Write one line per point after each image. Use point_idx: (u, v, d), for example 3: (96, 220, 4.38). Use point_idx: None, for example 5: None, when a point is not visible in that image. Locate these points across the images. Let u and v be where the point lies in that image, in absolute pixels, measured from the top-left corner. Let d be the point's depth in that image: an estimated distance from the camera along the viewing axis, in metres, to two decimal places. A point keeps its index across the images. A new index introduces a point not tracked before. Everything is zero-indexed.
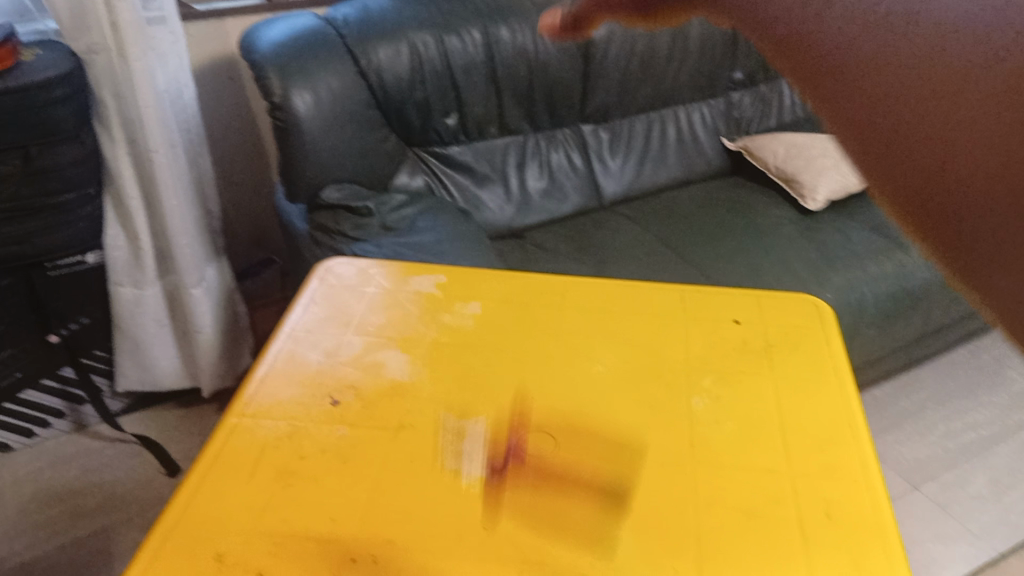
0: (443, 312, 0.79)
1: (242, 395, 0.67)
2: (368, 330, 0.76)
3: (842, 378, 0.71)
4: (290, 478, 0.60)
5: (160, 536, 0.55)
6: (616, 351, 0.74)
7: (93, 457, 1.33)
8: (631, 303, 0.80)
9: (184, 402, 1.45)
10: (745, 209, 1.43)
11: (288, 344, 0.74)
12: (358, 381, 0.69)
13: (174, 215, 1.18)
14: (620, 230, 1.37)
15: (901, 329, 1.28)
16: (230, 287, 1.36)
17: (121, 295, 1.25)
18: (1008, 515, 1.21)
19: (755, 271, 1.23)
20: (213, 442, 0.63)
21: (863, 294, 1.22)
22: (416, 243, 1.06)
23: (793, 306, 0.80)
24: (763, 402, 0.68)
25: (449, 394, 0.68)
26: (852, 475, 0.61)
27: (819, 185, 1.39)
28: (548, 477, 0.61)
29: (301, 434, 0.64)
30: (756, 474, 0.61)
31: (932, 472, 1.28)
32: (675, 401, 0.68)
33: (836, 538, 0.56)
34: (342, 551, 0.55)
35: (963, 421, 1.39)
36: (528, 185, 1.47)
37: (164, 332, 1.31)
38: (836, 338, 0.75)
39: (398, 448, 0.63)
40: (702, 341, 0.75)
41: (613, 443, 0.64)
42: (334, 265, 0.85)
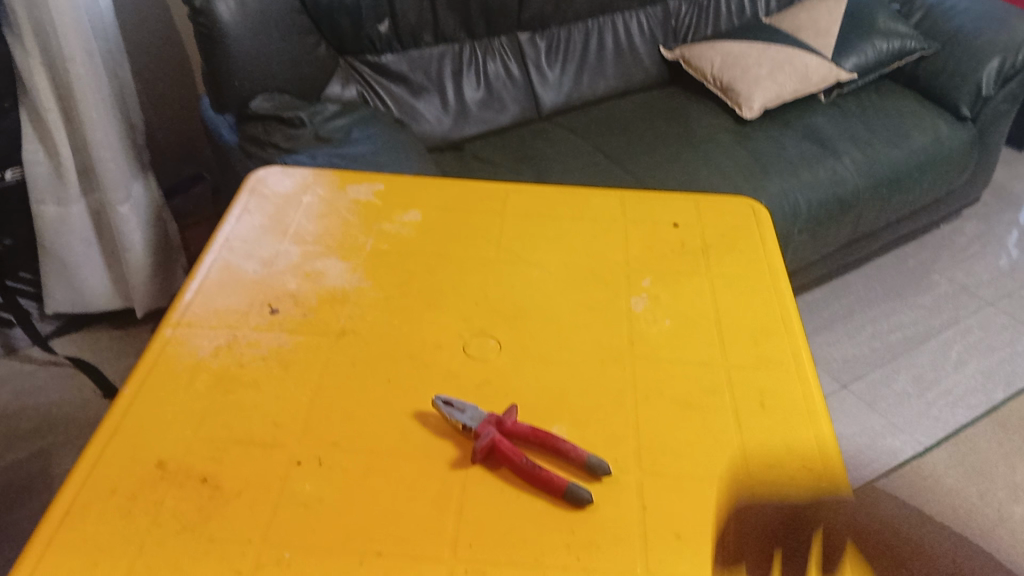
0: (381, 219, 0.77)
1: (177, 305, 0.66)
2: (305, 238, 0.74)
3: (776, 276, 0.72)
4: (230, 385, 0.60)
5: (99, 445, 0.55)
6: (556, 255, 0.74)
7: (25, 380, 1.29)
8: (571, 207, 0.80)
9: (117, 323, 1.41)
10: (683, 117, 1.42)
11: (222, 254, 0.72)
12: (297, 289, 0.69)
13: (96, 128, 1.13)
14: (559, 141, 1.36)
15: (833, 234, 1.33)
16: (159, 204, 1.32)
17: (44, 214, 1.20)
18: (931, 409, 1.27)
19: (692, 180, 1.25)
20: (149, 353, 0.62)
21: (797, 200, 1.26)
22: (351, 153, 1.04)
23: (729, 208, 0.81)
24: (700, 300, 0.69)
25: (391, 299, 0.68)
26: (784, 366, 0.63)
27: (754, 93, 1.38)
28: (491, 376, 0.62)
29: (240, 343, 0.63)
30: (694, 368, 0.63)
31: (860, 372, 1.34)
32: (615, 301, 0.69)
33: (769, 425, 0.58)
34: (287, 455, 0.55)
35: (890, 323, 1.45)
36: (464, 95, 1.42)
37: (93, 252, 1.27)
38: (770, 238, 0.77)
39: (339, 353, 0.63)
40: (641, 244, 0.76)
41: (554, 343, 0.65)
42: (267, 174, 0.82)
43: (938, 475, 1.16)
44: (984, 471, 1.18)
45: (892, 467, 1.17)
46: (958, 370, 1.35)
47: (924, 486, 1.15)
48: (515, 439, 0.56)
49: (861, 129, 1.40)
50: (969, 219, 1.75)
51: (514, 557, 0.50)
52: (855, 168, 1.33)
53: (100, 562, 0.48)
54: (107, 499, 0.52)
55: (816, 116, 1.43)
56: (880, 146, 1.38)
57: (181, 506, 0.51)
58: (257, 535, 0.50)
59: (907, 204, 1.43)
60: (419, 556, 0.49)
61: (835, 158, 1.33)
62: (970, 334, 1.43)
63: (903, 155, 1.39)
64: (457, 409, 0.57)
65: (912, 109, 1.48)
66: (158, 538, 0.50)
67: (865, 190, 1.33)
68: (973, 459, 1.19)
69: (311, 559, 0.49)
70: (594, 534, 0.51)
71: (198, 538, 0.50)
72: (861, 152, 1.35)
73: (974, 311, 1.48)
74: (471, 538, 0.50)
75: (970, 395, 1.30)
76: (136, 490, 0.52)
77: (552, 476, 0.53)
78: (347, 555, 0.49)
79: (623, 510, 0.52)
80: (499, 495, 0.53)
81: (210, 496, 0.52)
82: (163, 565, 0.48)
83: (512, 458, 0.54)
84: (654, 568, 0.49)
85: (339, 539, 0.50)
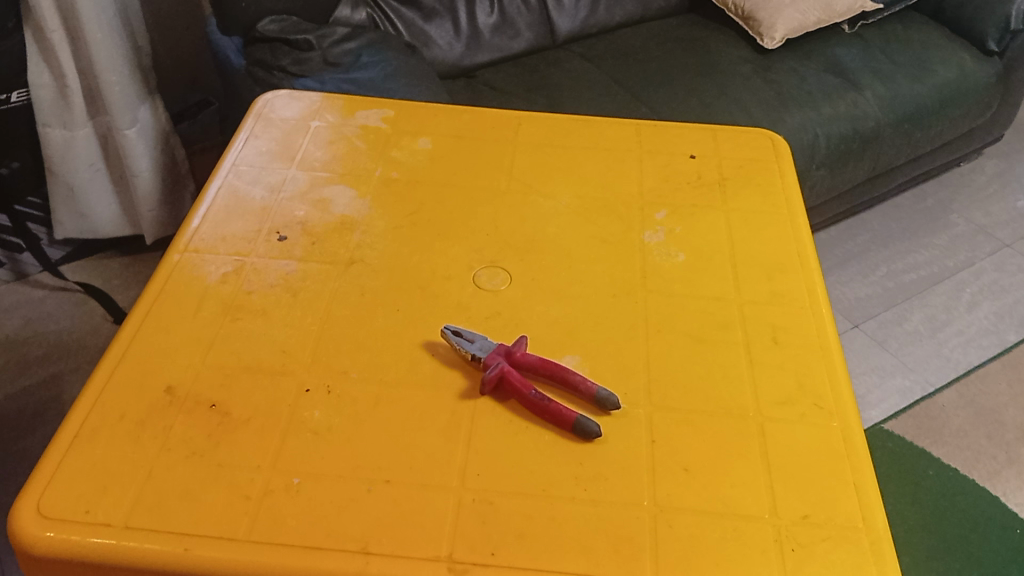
0: (391, 146, 0.76)
1: (183, 231, 0.65)
2: (313, 165, 0.73)
3: (794, 210, 0.71)
4: (238, 312, 0.59)
5: (106, 371, 0.55)
6: (569, 185, 0.73)
7: (36, 306, 1.29)
8: (585, 137, 0.79)
9: (127, 250, 1.40)
10: (702, 46, 1.38)
11: (229, 180, 0.71)
12: (305, 216, 0.67)
13: (101, 50, 1.10)
14: (573, 69, 1.32)
15: (850, 170, 1.30)
16: (167, 129, 1.30)
17: (51, 138, 1.19)
18: (942, 350, 1.26)
19: (709, 113, 1.22)
20: (156, 279, 0.61)
21: (816, 134, 1.23)
22: (360, 79, 1.02)
23: (747, 139, 0.79)
24: (715, 234, 0.68)
25: (400, 229, 0.67)
26: (799, 302, 0.62)
27: (776, 22, 1.34)
28: (501, 308, 0.61)
29: (247, 270, 0.62)
30: (707, 303, 0.62)
31: (872, 311, 1.33)
32: (628, 233, 0.68)
33: (781, 361, 0.58)
34: (295, 383, 0.55)
35: (905, 262, 1.43)
36: (477, 20, 1.33)
37: (100, 177, 1.26)
38: (789, 172, 0.75)
39: (347, 282, 0.62)
40: (656, 175, 0.74)
41: (565, 275, 0.64)
42: (273, 98, 0.81)
43: (946, 415, 1.16)
44: (993, 412, 1.17)
45: (901, 407, 1.17)
46: (971, 311, 1.34)
47: (931, 426, 1.15)
48: (523, 369, 0.56)
49: (884, 61, 1.36)
50: (989, 157, 1.71)
51: (521, 488, 0.50)
52: (877, 102, 1.30)
53: (109, 486, 0.48)
54: (116, 425, 0.52)
55: (838, 47, 1.38)
56: (903, 79, 1.34)
57: (189, 433, 0.51)
58: (266, 462, 0.50)
59: (928, 140, 1.40)
60: (427, 485, 0.49)
61: (857, 91, 1.29)
62: (986, 275, 1.41)
63: (926, 89, 1.35)
64: (466, 339, 0.57)
65: (938, 41, 1.43)
66: (167, 463, 0.50)
67: (885, 125, 1.30)
68: (982, 400, 1.19)
69: (320, 486, 0.49)
70: (602, 466, 0.51)
71: (207, 465, 0.50)
72: (884, 85, 1.32)
73: (990, 251, 1.46)
74: (479, 469, 0.50)
75: (982, 336, 1.29)
76: (144, 415, 0.52)
77: (560, 408, 0.53)
78: (355, 482, 0.49)
79: (632, 443, 0.52)
80: (508, 427, 0.53)
81: (219, 422, 0.52)
82: (172, 490, 0.48)
83: (520, 390, 0.54)
84: (662, 502, 0.49)
85: (348, 467, 0.50)
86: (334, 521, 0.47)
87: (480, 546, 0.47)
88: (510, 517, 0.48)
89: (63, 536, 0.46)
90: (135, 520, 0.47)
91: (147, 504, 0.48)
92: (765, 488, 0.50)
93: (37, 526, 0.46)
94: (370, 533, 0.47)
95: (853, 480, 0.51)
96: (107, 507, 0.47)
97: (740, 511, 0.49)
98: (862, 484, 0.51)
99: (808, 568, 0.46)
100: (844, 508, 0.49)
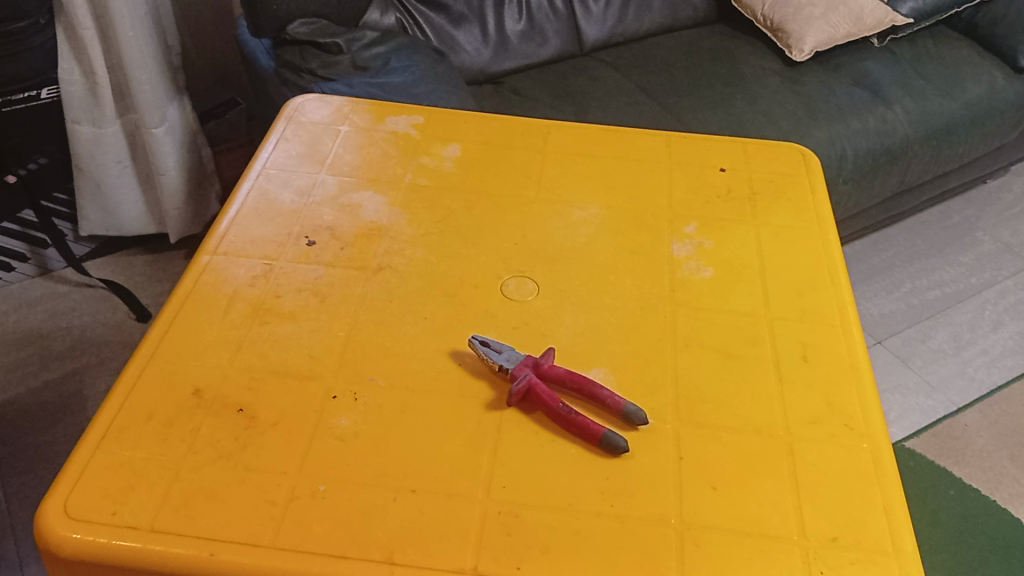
0: (420, 152, 0.76)
1: (213, 233, 0.65)
2: (343, 169, 0.73)
3: (825, 225, 0.70)
4: (266, 315, 0.59)
5: (135, 372, 0.55)
6: (597, 195, 0.72)
7: (60, 301, 1.30)
8: (615, 147, 0.78)
9: (150, 247, 1.40)
10: (730, 57, 1.37)
11: (259, 182, 0.71)
12: (333, 220, 0.68)
13: (131, 48, 1.11)
14: (600, 78, 1.32)
15: (877, 185, 1.29)
16: (194, 129, 1.30)
17: (79, 134, 1.19)
18: (966, 369, 1.25)
19: (738, 125, 1.22)
20: (185, 280, 0.61)
21: (843, 149, 1.22)
22: (388, 83, 1.02)
23: (779, 153, 0.78)
24: (745, 248, 0.67)
25: (428, 236, 0.67)
26: (829, 320, 0.62)
27: (806, 34, 1.33)
28: (528, 318, 0.61)
29: (276, 273, 0.63)
30: (736, 319, 0.61)
31: (895, 327, 1.32)
32: (657, 246, 0.67)
33: (811, 379, 0.57)
34: (323, 388, 0.55)
35: (929, 279, 1.42)
36: (505, 26, 1.33)
37: (127, 174, 1.27)
38: (821, 188, 0.74)
39: (375, 288, 0.62)
40: (686, 187, 0.74)
41: (593, 286, 0.64)
42: (304, 102, 0.81)
43: (969, 436, 1.15)
44: (1017, 434, 1.16)
45: (923, 426, 1.16)
46: (996, 330, 1.32)
47: (954, 446, 1.13)
48: (551, 382, 0.55)
49: (914, 76, 1.35)
50: (1017, 175, 1.70)
51: (547, 502, 0.49)
52: (906, 117, 1.29)
53: (136, 487, 0.49)
54: (143, 425, 0.52)
55: (867, 61, 1.37)
56: (933, 95, 1.33)
57: (217, 435, 0.51)
58: (292, 467, 0.50)
59: (956, 157, 1.39)
60: (452, 495, 0.49)
61: (886, 105, 1.29)
62: (1012, 294, 1.40)
63: (956, 106, 1.34)
64: (494, 349, 0.57)
65: (969, 57, 1.42)
66: (194, 465, 0.50)
67: (914, 141, 1.29)
68: (1006, 421, 1.18)
69: (346, 492, 0.49)
70: (629, 482, 0.50)
71: (234, 468, 0.50)
72: (913, 101, 1.31)
73: (1016, 270, 1.45)
74: (505, 481, 0.50)
75: (1007, 357, 1.28)
76: (172, 416, 0.52)
77: (588, 422, 0.52)
78: (381, 490, 0.49)
79: (659, 459, 0.52)
80: (534, 439, 0.53)
81: (246, 426, 0.52)
82: (199, 492, 0.49)
83: (547, 402, 0.53)
84: (688, 519, 0.49)
85: (374, 475, 0.50)
86: (359, 529, 0.47)
87: (504, 559, 0.46)
88: (536, 531, 0.48)
89: (90, 537, 0.46)
90: (161, 522, 0.47)
91: (172, 506, 0.48)
92: (793, 509, 0.49)
93: (63, 525, 0.47)
94: (395, 543, 0.47)
95: (883, 504, 0.50)
96: (133, 508, 0.48)
97: (767, 532, 0.48)
98: (892, 507, 0.50)
99: None
100: (874, 532, 0.49)
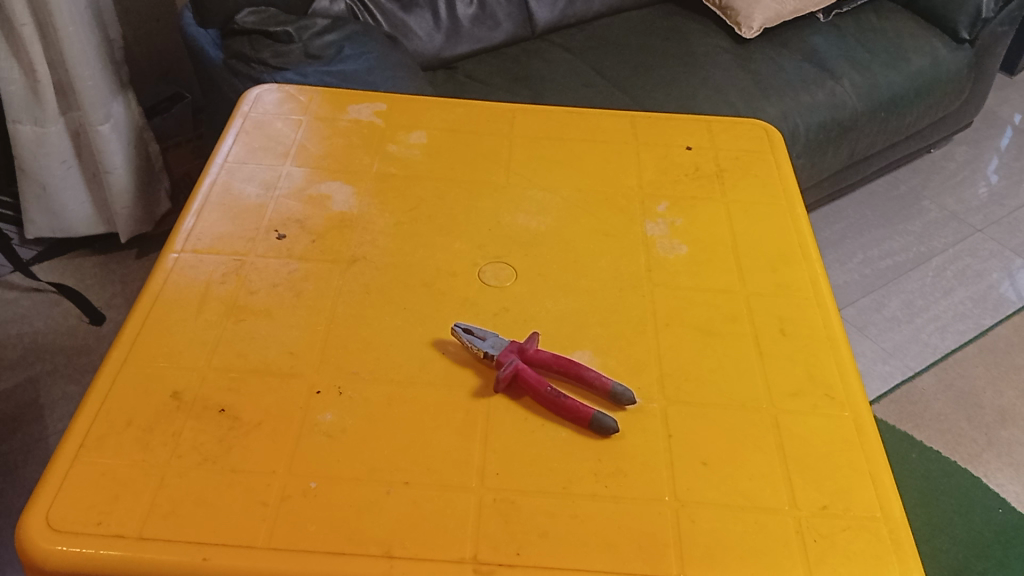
0: (385, 141, 0.75)
1: (179, 230, 0.64)
2: (307, 160, 0.72)
3: (792, 200, 0.71)
4: (241, 313, 0.58)
5: (108, 378, 0.53)
6: (567, 178, 0.72)
7: (8, 308, 1.26)
8: (582, 129, 0.78)
9: (99, 248, 1.36)
10: (682, 36, 1.38)
11: (222, 177, 0.69)
12: (302, 212, 0.66)
13: (73, 43, 1.07)
14: (555, 60, 1.32)
15: (829, 158, 1.32)
16: (140, 125, 1.27)
17: (21, 134, 1.15)
18: (920, 335, 1.28)
19: (693, 104, 1.23)
20: (153, 281, 0.60)
21: (796, 124, 1.24)
22: (344, 71, 1.00)
23: (742, 130, 0.79)
24: (716, 225, 0.68)
25: (401, 226, 0.66)
26: (803, 294, 0.63)
27: (754, 12, 1.35)
28: (508, 304, 0.60)
29: (248, 268, 0.61)
30: (713, 295, 0.62)
31: (851, 298, 1.35)
32: (630, 226, 0.67)
33: (790, 352, 0.58)
34: (306, 384, 0.54)
35: (880, 249, 1.45)
36: (457, 10, 1.32)
37: (72, 174, 1.23)
38: (786, 162, 0.75)
39: (351, 281, 0.61)
40: (654, 167, 0.74)
41: (571, 269, 0.63)
42: (262, 93, 0.79)
43: (927, 400, 1.19)
44: (972, 396, 1.20)
45: (884, 392, 1.19)
46: (947, 296, 1.36)
47: (913, 410, 1.17)
48: (537, 367, 0.55)
49: (860, 50, 1.38)
50: (959, 144, 1.74)
51: (542, 486, 0.49)
52: (854, 91, 1.31)
53: (121, 496, 0.47)
54: (122, 431, 0.50)
55: (814, 37, 1.40)
56: (879, 68, 1.36)
57: (200, 438, 0.50)
58: (281, 466, 0.49)
59: (902, 128, 1.42)
60: (446, 485, 0.49)
61: (834, 80, 1.31)
62: (960, 261, 1.44)
63: (901, 79, 1.37)
64: (477, 337, 0.56)
65: (911, 30, 1.45)
66: (179, 470, 0.49)
67: (863, 113, 1.32)
68: (962, 384, 1.21)
69: (338, 489, 0.48)
70: (622, 462, 0.51)
71: (221, 471, 0.49)
72: (861, 75, 1.33)
73: (962, 237, 1.49)
74: (498, 467, 0.50)
75: (959, 321, 1.31)
76: (152, 422, 0.51)
77: (576, 405, 0.52)
78: (373, 485, 0.49)
79: (650, 438, 0.52)
80: (524, 425, 0.53)
81: (230, 427, 0.51)
82: (186, 498, 0.47)
83: (535, 387, 0.53)
84: (682, 497, 0.49)
85: (365, 470, 0.49)
86: (355, 525, 0.47)
87: (504, 547, 0.46)
88: (533, 516, 0.48)
89: (76, 549, 0.45)
90: (149, 530, 0.46)
91: (160, 513, 0.46)
92: (784, 480, 0.50)
93: (46, 539, 0.45)
94: (392, 536, 0.46)
95: (869, 470, 0.51)
96: (120, 518, 0.46)
97: (761, 505, 0.49)
98: (878, 474, 0.51)
99: (830, 559, 0.47)
100: (862, 498, 0.50)
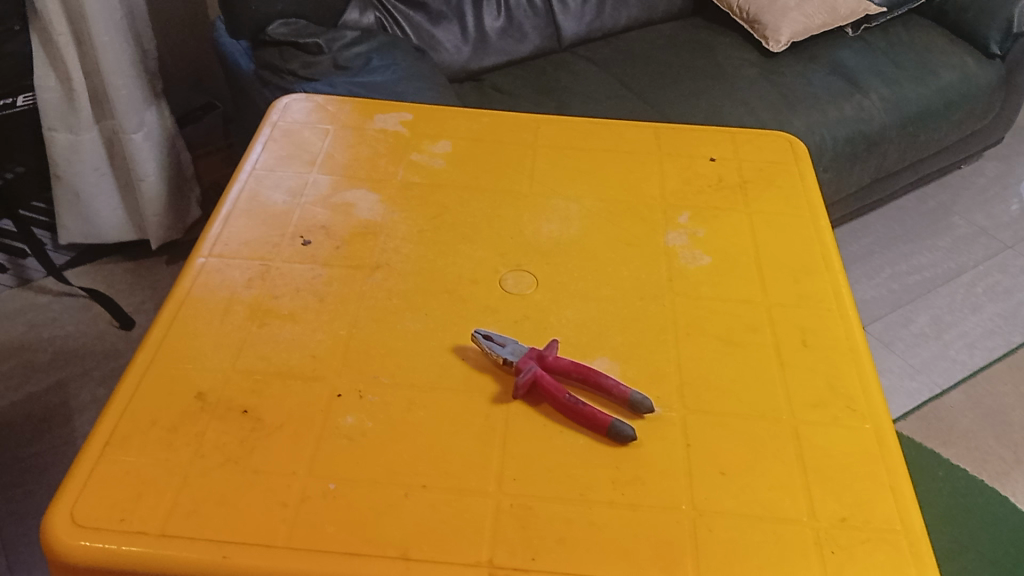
0: (410, 150, 0.75)
1: (206, 236, 0.65)
2: (332, 168, 0.73)
3: (815, 212, 0.71)
4: (266, 317, 0.59)
5: (135, 378, 0.54)
6: (589, 187, 0.73)
7: (40, 312, 1.28)
8: (605, 140, 0.78)
9: (130, 255, 1.38)
10: (708, 49, 1.38)
11: (250, 184, 0.70)
12: (327, 220, 0.67)
13: (108, 52, 1.10)
14: (580, 73, 1.32)
15: (857, 171, 1.31)
16: (172, 133, 1.29)
17: (56, 142, 1.18)
18: (948, 351, 1.27)
19: (718, 117, 1.23)
20: (181, 285, 0.61)
21: (822, 138, 1.24)
22: (371, 82, 1.01)
23: (766, 142, 0.79)
24: (739, 236, 0.68)
25: (424, 233, 0.67)
26: (826, 305, 0.62)
27: (781, 25, 1.35)
28: (529, 311, 0.61)
29: (273, 273, 0.62)
30: (735, 306, 0.62)
31: (877, 313, 1.33)
32: (652, 236, 0.68)
33: (812, 363, 0.58)
34: (328, 387, 0.54)
35: (908, 264, 1.44)
36: (484, 23, 1.33)
37: (104, 181, 1.25)
38: (809, 174, 0.75)
39: (374, 287, 0.62)
40: (677, 177, 0.74)
41: (591, 278, 0.64)
42: (290, 102, 0.80)
43: (954, 417, 1.17)
44: (1000, 414, 1.18)
45: (910, 408, 1.18)
46: (976, 313, 1.34)
47: (940, 427, 1.15)
48: (556, 373, 0.56)
49: (888, 64, 1.37)
50: (989, 160, 1.72)
51: (559, 492, 0.49)
52: (882, 104, 1.30)
53: (144, 494, 0.48)
54: (147, 431, 0.51)
55: (842, 51, 1.39)
56: (907, 82, 1.35)
57: (223, 439, 0.51)
58: (301, 468, 0.50)
59: (931, 142, 1.41)
60: (464, 490, 0.49)
61: (862, 93, 1.30)
62: (989, 277, 1.42)
63: (930, 93, 1.36)
64: (497, 343, 0.57)
65: (940, 44, 1.44)
66: (202, 470, 0.49)
67: (891, 127, 1.31)
68: (990, 401, 1.20)
69: (356, 491, 0.49)
70: (639, 470, 0.51)
71: (243, 471, 0.49)
72: (888, 89, 1.32)
73: (992, 253, 1.47)
74: (516, 473, 0.50)
75: (987, 338, 1.30)
76: (176, 422, 0.52)
77: (595, 412, 0.52)
78: (392, 487, 0.49)
79: (668, 446, 0.52)
80: (542, 431, 0.53)
81: (252, 428, 0.52)
82: (208, 497, 0.48)
83: (554, 394, 0.53)
84: (700, 505, 0.49)
85: (384, 472, 0.50)
86: (374, 527, 0.47)
87: (521, 551, 0.46)
88: (550, 522, 0.48)
89: (99, 545, 0.45)
90: (171, 527, 0.46)
91: (182, 511, 0.47)
92: (803, 491, 0.50)
93: (71, 535, 0.46)
94: (409, 539, 0.47)
95: (889, 483, 0.51)
96: (142, 515, 0.47)
97: (780, 515, 0.49)
98: (899, 486, 0.51)
99: (848, 570, 0.46)
100: (883, 511, 0.49)
